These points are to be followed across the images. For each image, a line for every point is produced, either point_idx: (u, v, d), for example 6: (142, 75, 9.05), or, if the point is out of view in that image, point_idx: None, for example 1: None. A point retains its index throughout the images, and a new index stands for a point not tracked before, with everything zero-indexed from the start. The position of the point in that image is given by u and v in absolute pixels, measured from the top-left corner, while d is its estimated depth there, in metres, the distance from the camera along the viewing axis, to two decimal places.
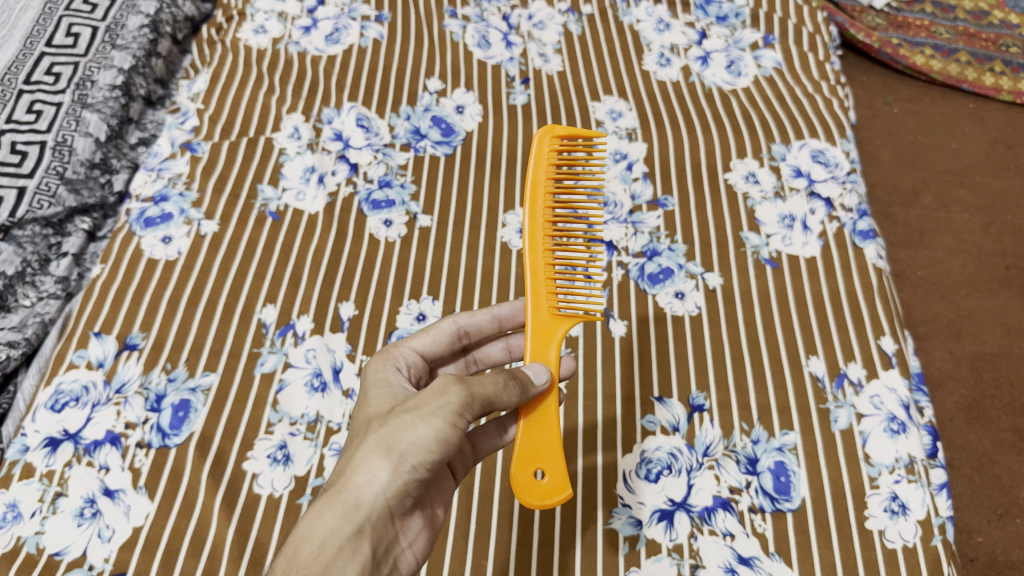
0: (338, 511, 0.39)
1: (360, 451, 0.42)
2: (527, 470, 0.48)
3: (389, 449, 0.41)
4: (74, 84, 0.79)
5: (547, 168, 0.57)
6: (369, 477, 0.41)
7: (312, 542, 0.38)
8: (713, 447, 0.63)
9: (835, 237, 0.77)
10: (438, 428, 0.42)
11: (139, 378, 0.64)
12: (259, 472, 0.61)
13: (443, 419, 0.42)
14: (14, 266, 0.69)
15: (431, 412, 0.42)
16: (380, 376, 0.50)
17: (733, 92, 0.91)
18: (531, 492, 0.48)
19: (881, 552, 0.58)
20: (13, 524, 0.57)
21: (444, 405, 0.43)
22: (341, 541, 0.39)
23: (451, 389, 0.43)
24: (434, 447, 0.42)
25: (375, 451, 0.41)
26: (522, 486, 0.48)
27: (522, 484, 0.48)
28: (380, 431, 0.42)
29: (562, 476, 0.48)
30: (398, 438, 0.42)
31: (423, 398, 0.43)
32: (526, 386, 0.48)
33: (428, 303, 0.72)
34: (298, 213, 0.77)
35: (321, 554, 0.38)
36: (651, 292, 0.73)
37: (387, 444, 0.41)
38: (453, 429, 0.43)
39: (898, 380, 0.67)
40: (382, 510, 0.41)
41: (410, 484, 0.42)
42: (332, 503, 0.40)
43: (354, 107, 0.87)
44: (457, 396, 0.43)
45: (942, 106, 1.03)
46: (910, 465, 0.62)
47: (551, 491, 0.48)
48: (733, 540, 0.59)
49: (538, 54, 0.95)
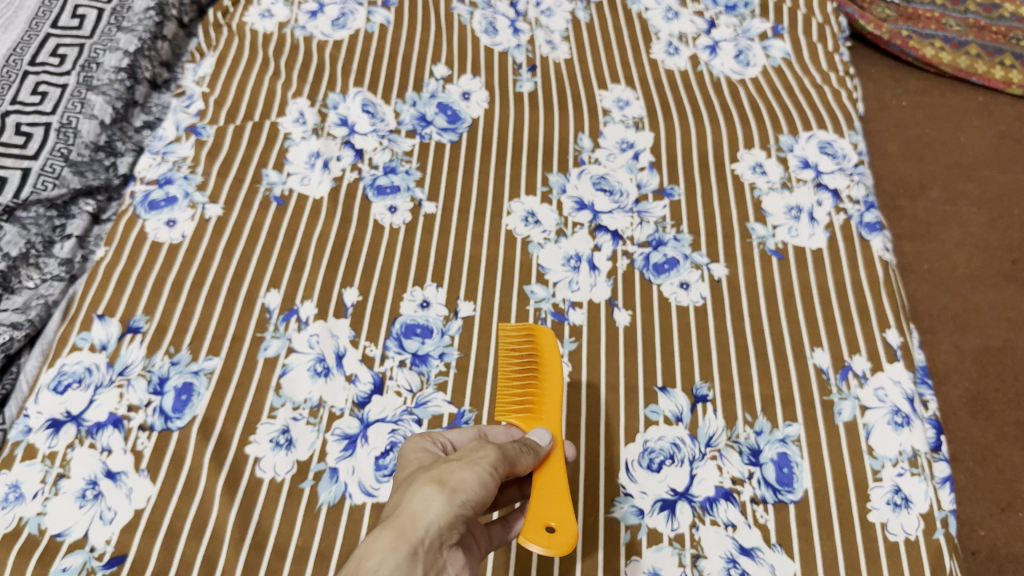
0: (396, 531, 0.39)
1: (411, 488, 0.42)
2: (565, 527, 0.47)
3: (441, 483, 0.42)
4: (79, 66, 0.79)
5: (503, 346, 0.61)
6: (424, 505, 0.41)
7: (373, 556, 0.37)
8: (716, 438, 0.63)
9: (841, 229, 0.77)
10: (481, 473, 0.44)
11: (142, 361, 0.64)
12: (261, 456, 0.61)
13: (483, 467, 0.44)
14: (17, 248, 0.69)
15: (472, 462, 0.45)
16: (416, 445, 0.51)
17: (741, 82, 0.91)
18: (551, 545, 0.46)
19: (883, 545, 0.58)
20: (14, 504, 0.57)
21: (482, 456, 0.45)
22: (400, 558, 0.38)
23: (487, 447, 0.46)
24: (476, 490, 0.43)
25: (427, 485, 0.42)
26: (564, 543, 0.46)
27: (567, 542, 0.46)
28: (430, 473, 0.43)
29: (540, 533, 0.47)
30: (446, 475, 0.43)
31: (464, 453, 0.46)
32: (537, 448, 0.51)
33: (431, 291, 0.72)
34: (303, 197, 0.77)
35: (381, 569, 0.37)
36: (655, 282, 0.73)
37: (439, 481, 0.42)
38: (492, 477, 0.45)
39: (903, 373, 0.67)
40: (434, 539, 0.41)
41: (458, 520, 0.42)
42: (389, 526, 0.39)
43: (359, 92, 0.86)
44: (493, 451, 0.46)
45: (951, 98, 1.02)
46: (913, 458, 0.62)
47: (558, 538, 0.46)
48: (734, 530, 0.59)
49: (545, 41, 0.94)
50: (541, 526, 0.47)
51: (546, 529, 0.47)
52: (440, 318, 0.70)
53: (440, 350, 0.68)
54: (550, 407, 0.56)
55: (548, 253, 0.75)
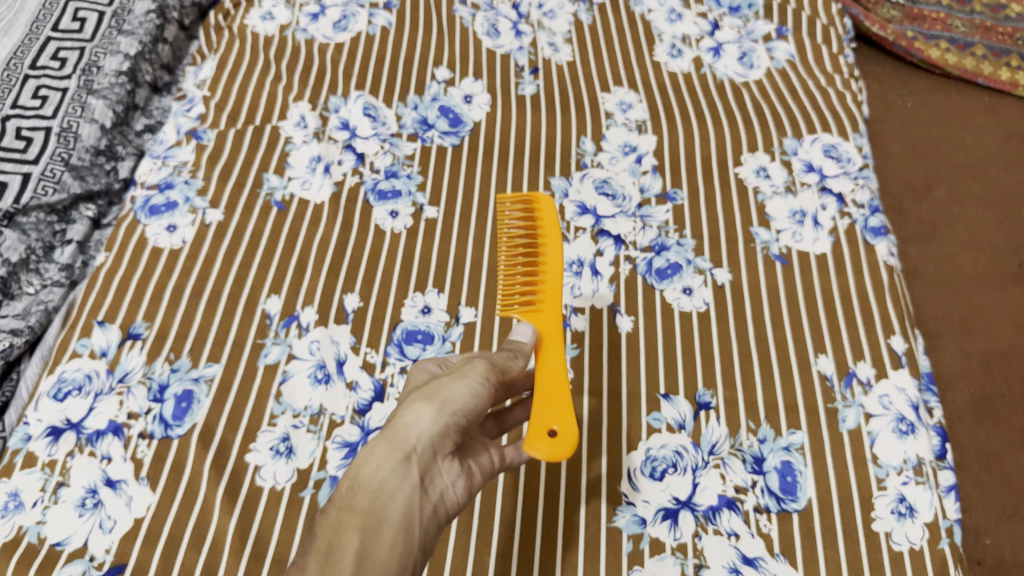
0: (389, 442, 0.42)
1: (405, 402, 0.44)
2: (568, 433, 0.47)
3: (431, 396, 0.44)
4: (80, 69, 0.79)
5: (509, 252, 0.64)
6: (416, 417, 0.43)
7: (368, 464, 0.41)
8: (719, 446, 0.63)
9: (846, 233, 0.76)
10: (471, 385, 0.46)
11: (142, 368, 0.64)
12: (261, 464, 0.61)
13: (473, 377, 0.46)
14: (18, 253, 0.69)
15: (463, 374, 0.46)
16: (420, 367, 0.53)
17: (744, 84, 0.90)
18: (550, 452, 0.47)
19: (887, 555, 0.58)
20: (14, 513, 0.56)
21: (472, 370, 0.47)
22: (393, 466, 0.41)
23: (477, 362, 0.48)
24: (468, 399, 0.45)
25: (418, 400, 0.44)
26: (562, 452, 0.47)
27: (566, 450, 0.47)
28: (423, 386, 0.45)
29: (545, 439, 0.47)
30: (437, 389, 0.45)
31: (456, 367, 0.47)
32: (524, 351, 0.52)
33: (432, 296, 0.71)
34: (303, 202, 0.76)
35: (375, 477, 0.40)
36: (658, 288, 0.73)
37: (430, 393, 0.44)
38: (484, 386, 0.46)
39: (908, 380, 0.66)
40: (429, 446, 0.43)
41: (452, 428, 0.44)
42: (382, 438, 0.42)
43: (360, 95, 0.86)
44: (482, 365, 0.47)
45: (957, 99, 1.01)
46: (918, 467, 0.62)
47: (559, 441, 0.47)
48: (737, 540, 0.59)
49: (547, 43, 0.94)
50: (544, 428, 0.48)
51: (548, 433, 0.48)
52: (442, 324, 0.70)
53: (441, 356, 0.68)
54: (550, 295, 0.58)
55: None
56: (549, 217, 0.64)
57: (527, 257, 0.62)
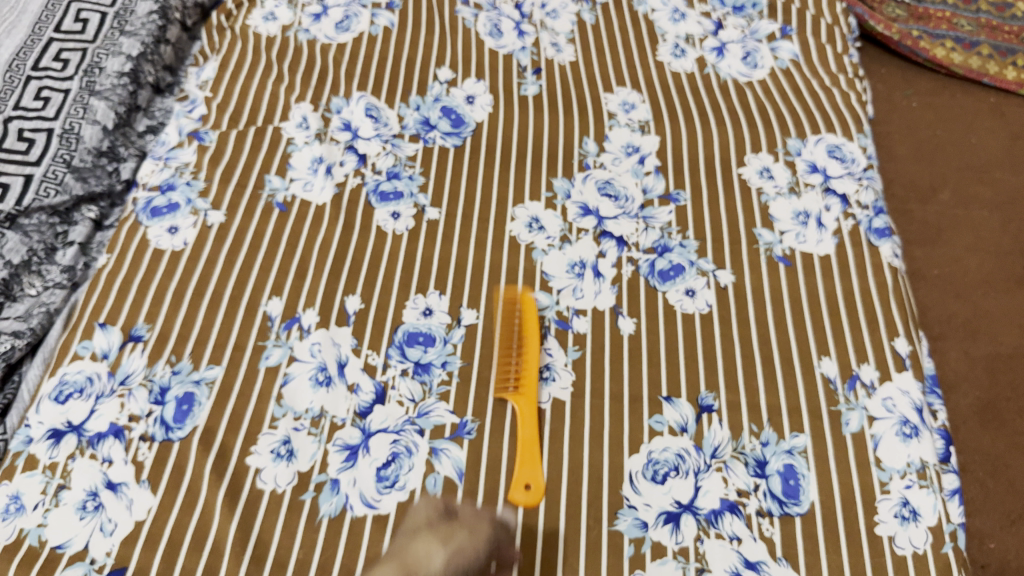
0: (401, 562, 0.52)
1: (417, 540, 0.54)
2: (538, 489, 0.60)
3: (443, 540, 0.53)
4: (82, 71, 0.79)
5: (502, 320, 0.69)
6: (429, 557, 0.52)
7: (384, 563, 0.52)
8: (721, 449, 0.63)
9: (850, 235, 0.76)
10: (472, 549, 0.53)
11: (143, 370, 0.64)
12: (262, 467, 0.60)
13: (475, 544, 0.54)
14: (20, 255, 0.69)
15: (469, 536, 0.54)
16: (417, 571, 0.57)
17: (748, 84, 0.89)
18: (521, 500, 0.59)
19: (890, 559, 0.58)
20: (15, 516, 0.56)
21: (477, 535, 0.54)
22: None
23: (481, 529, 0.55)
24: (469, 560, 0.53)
25: (433, 539, 0.53)
26: (529, 502, 0.59)
27: (534, 501, 0.59)
28: (432, 534, 0.54)
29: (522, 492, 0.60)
30: (450, 534, 0.54)
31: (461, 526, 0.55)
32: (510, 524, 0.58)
33: (434, 298, 0.71)
34: (305, 204, 0.76)
35: None
36: (660, 289, 0.72)
37: (441, 537, 0.53)
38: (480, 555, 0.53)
39: (912, 383, 0.66)
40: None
41: None
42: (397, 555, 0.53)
43: (363, 96, 0.85)
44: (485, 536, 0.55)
45: (963, 99, 1.01)
46: (922, 470, 0.61)
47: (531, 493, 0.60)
48: (740, 544, 0.58)
49: (550, 43, 0.93)
50: (521, 481, 0.60)
51: (523, 487, 0.60)
52: (443, 326, 0.69)
53: (442, 359, 0.67)
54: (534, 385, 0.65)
55: (552, 259, 0.74)
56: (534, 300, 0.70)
57: (516, 327, 0.68)
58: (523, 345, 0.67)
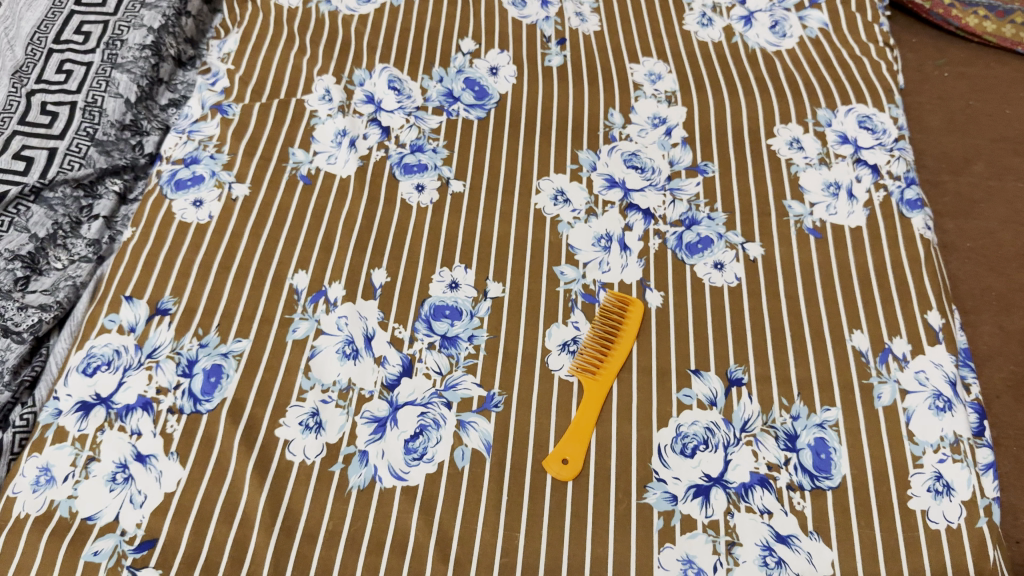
0: None
1: None
2: (576, 465, 0.60)
3: None
4: (104, 44, 0.79)
5: (599, 327, 0.67)
6: None
7: None
8: (751, 423, 0.62)
9: (881, 207, 0.74)
10: None
11: (171, 343, 0.64)
12: (291, 439, 0.60)
13: None
14: (45, 229, 0.69)
15: None
16: None
17: (777, 54, 0.88)
18: (556, 473, 0.59)
19: (924, 533, 0.57)
20: (46, 487, 0.56)
21: None
22: None
23: None
24: None
25: None
26: (564, 476, 0.59)
27: (569, 475, 0.59)
28: None
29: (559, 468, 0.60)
30: None
31: None
32: None
33: (460, 272, 0.71)
34: (330, 176, 0.76)
35: None
36: (688, 263, 0.72)
37: None
38: None
39: (944, 356, 0.65)
40: None
41: None
42: None
43: (385, 68, 0.85)
44: None
45: (997, 70, 0.99)
46: (955, 444, 0.61)
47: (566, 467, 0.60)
48: (770, 518, 0.58)
49: (574, 13, 0.92)
50: (559, 455, 0.60)
51: (561, 461, 0.60)
52: (469, 299, 0.69)
53: (469, 332, 0.67)
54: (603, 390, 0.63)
55: (578, 232, 0.74)
56: (636, 319, 0.67)
57: (612, 326, 0.67)
58: (615, 341, 0.66)
